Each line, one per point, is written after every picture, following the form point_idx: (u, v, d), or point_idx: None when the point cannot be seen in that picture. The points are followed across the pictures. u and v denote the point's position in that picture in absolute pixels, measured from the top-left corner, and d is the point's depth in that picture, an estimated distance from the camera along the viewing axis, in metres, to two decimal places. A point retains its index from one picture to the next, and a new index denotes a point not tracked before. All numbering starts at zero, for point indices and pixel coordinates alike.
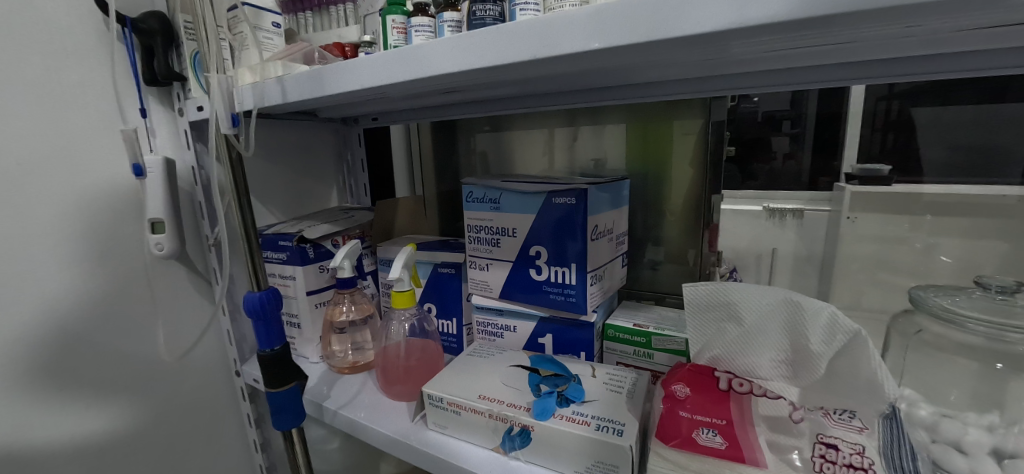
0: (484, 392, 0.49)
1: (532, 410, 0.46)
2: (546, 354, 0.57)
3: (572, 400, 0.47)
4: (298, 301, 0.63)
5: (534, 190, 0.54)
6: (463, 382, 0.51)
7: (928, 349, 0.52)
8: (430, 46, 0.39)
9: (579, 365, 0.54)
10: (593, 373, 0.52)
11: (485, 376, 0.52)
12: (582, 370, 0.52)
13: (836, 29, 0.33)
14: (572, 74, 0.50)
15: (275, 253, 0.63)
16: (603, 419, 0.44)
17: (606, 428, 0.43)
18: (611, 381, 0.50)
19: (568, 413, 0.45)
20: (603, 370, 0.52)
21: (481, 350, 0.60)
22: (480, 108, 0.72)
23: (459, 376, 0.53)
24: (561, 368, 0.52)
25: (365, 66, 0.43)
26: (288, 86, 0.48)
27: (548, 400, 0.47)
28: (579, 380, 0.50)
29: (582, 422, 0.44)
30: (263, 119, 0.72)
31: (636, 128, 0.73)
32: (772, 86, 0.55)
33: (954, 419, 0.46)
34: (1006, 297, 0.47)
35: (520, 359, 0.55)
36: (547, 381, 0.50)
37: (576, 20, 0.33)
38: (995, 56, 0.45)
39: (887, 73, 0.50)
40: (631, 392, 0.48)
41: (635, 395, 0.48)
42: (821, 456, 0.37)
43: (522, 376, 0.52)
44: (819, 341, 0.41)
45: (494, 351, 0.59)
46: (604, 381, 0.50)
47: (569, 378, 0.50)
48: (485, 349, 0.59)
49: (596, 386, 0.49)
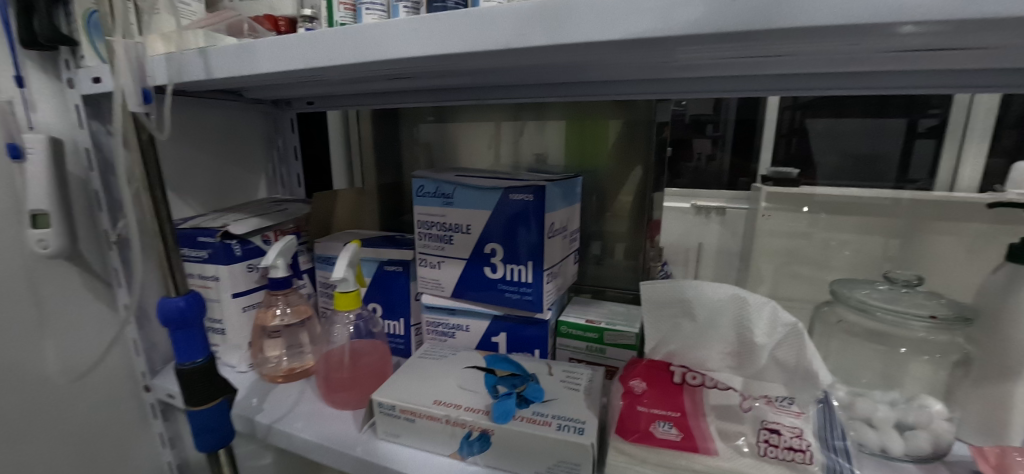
0: (437, 397, 0.47)
1: (492, 412, 0.44)
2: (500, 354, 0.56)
3: (532, 400, 0.46)
4: (223, 304, 0.56)
5: (489, 185, 0.52)
6: (419, 386, 0.49)
7: (843, 334, 0.59)
8: (385, 26, 0.35)
9: (534, 364, 0.53)
10: (550, 372, 0.51)
11: (443, 378, 0.51)
12: (539, 369, 0.52)
13: (781, 42, 0.35)
14: (528, 67, 0.49)
15: (193, 251, 0.56)
16: (565, 418, 0.44)
17: (567, 427, 0.43)
18: (568, 379, 0.50)
19: (529, 414, 0.44)
20: (559, 367, 0.52)
21: (434, 349, 0.58)
22: (427, 97, 0.69)
23: (411, 379, 0.51)
24: (518, 367, 0.51)
25: (307, 42, 0.38)
26: (212, 59, 0.42)
27: (508, 401, 0.46)
28: (538, 378, 0.50)
29: (544, 423, 0.43)
30: (180, 98, 0.63)
31: (575, 125, 0.73)
32: (716, 91, 0.58)
33: (865, 397, 0.52)
34: (909, 290, 0.53)
35: (474, 360, 0.54)
36: (504, 381, 0.49)
37: (535, 13, 0.31)
38: (904, 77, 0.50)
39: (815, 86, 0.54)
40: (590, 388, 0.49)
41: (592, 392, 0.48)
42: (765, 441, 0.40)
43: (477, 376, 0.51)
44: (764, 333, 0.43)
45: (447, 352, 0.57)
46: (561, 379, 0.50)
47: (529, 378, 0.50)
48: (438, 350, 0.57)
49: (553, 382, 0.49)
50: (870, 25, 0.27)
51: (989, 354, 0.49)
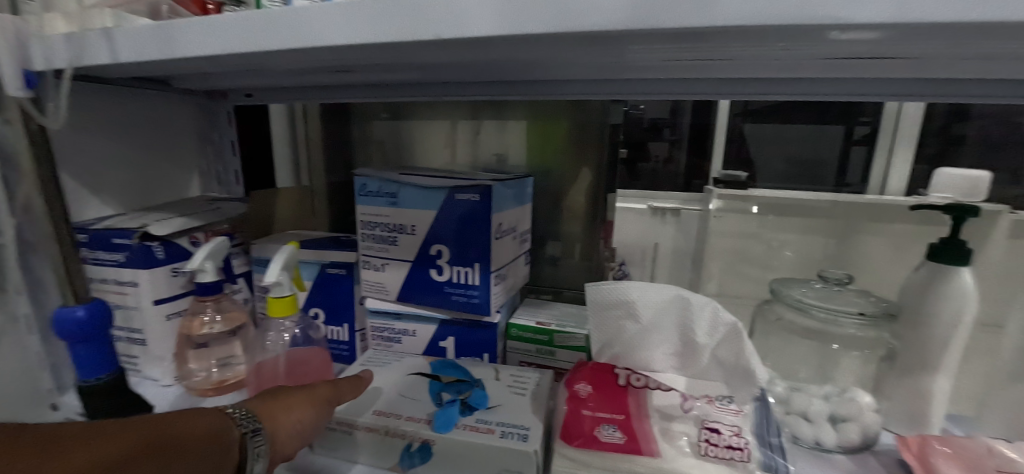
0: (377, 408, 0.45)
1: (434, 421, 0.43)
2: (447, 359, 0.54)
3: (476, 407, 0.45)
4: (142, 312, 0.52)
5: (434, 184, 0.50)
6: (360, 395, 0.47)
7: (782, 332, 0.61)
8: (309, 11, 0.32)
9: (482, 368, 0.52)
10: (497, 377, 0.50)
11: (386, 384, 0.49)
12: (486, 374, 0.51)
13: (720, 44, 0.35)
14: (476, 63, 0.47)
15: (108, 253, 0.51)
16: (508, 425, 0.43)
17: (511, 434, 0.42)
18: (516, 383, 0.49)
19: (472, 422, 0.43)
20: (507, 372, 0.51)
21: (380, 356, 0.56)
22: (377, 93, 0.66)
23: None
24: (464, 374, 0.50)
25: (224, 25, 0.35)
26: (118, 41, 0.38)
27: (451, 410, 0.44)
28: (483, 383, 0.49)
29: (487, 431, 0.42)
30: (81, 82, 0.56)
31: (537, 125, 0.73)
32: (664, 93, 0.58)
33: (802, 392, 0.54)
34: (841, 288, 0.56)
35: (419, 365, 0.52)
36: (449, 388, 0.48)
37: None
38: (837, 84, 0.52)
39: (757, 90, 0.55)
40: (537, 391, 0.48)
41: (539, 397, 0.47)
42: (706, 440, 0.40)
43: (421, 383, 0.49)
44: (706, 334, 0.45)
45: (392, 358, 0.55)
46: (507, 384, 0.49)
47: (475, 383, 0.48)
48: (383, 357, 0.55)
49: (499, 386, 0.49)
50: (800, 29, 0.27)
51: (912, 348, 0.52)
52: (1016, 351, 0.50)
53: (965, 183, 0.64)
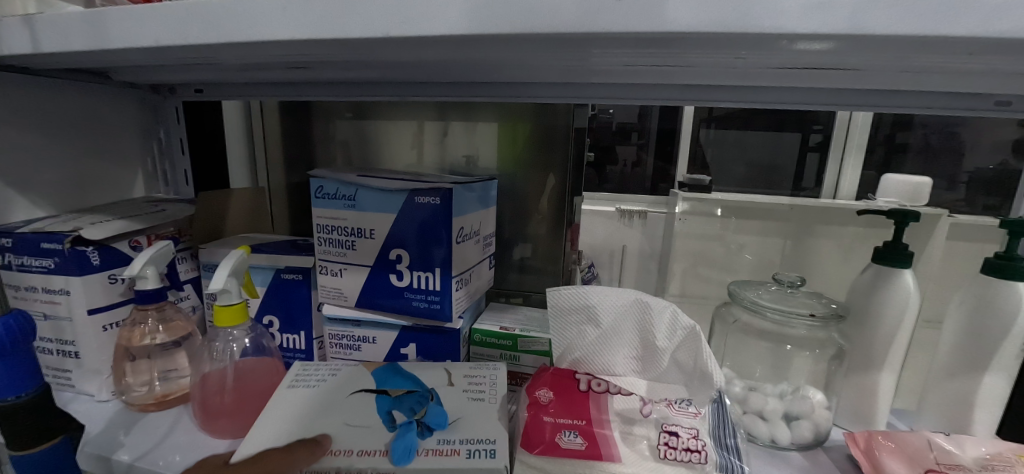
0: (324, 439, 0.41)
1: (391, 452, 0.40)
2: (386, 366, 0.51)
3: (435, 427, 0.43)
4: (75, 322, 0.48)
5: (393, 187, 0.49)
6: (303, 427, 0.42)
7: (740, 334, 0.63)
8: (252, 3, 0.31)
9: (433, 372, 0.50)
10: (450, 381, 0.49)
11: (329, 409, 0.45)
12: (438, 381, 0.49)
13: (678, 51, 0.35)
14: (436, 63, 0.46)
15: (36, 259, 0.47)
16: (472, 442, 0.41)
17: (477, 451, 0.40)
18: (471, 387, 0.48)
19: (434, 444, 0.41)
20: (460, 374, 0.50)
21: (311, 368, 0.51)
22: (338, 91, 0.64)
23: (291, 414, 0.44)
24: (415, 385, 0.48)
25: (162, 16, 0.33)
26: (43, 31, 0.35)
27: (409, 435, 0.42)
28: (436, 393, 0.47)
29: (452, 453, 0.40)
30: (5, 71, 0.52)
31: (507, 127, 0.72)
32: (627, 98, 0.59)
33: (758, 391, 0.56)
34: (794, 290, 0.58)
35: (362, 380, 0.49)
36: (401, 406, 0.45)
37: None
38: (790, 93, 0.54)
39: (714, 97, 0.56)
40: (493, 396, 0.47)
41: (498, 396, 0.47)
42: (665, 443, 0.40)
43: (368, 405, 0.46)
44: (664, 338, 0.45)
45: (325, 372, 0.50)
46: (463, 389, 0.48)
47: (428, 395, 0.47)
48: (315, 372, 0.51)
49: (454, 394, 0.47)
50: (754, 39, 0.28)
51: (859, 348, 0.54)
52: (951, 348, 0.53)
53: (908, 188, 0.70)
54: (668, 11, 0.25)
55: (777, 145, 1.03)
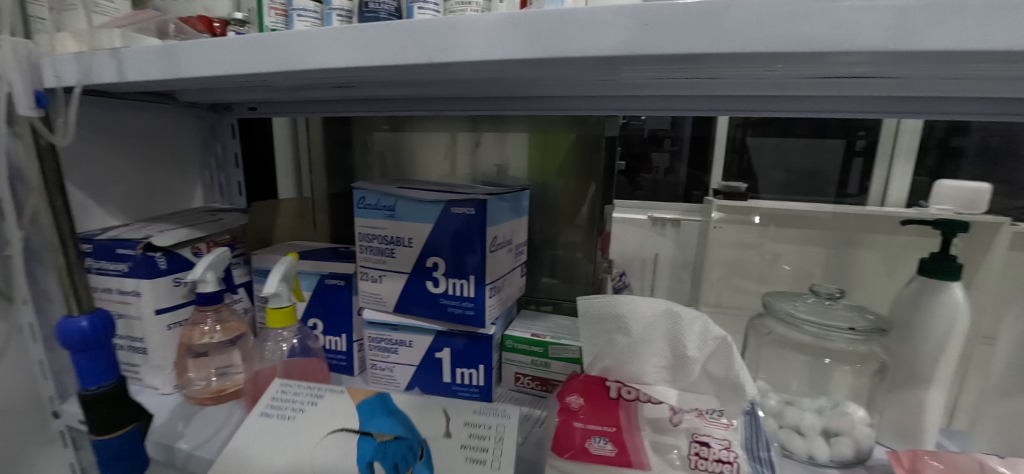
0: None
1: None
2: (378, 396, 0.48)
3: None
4: (144, 322, 0.53)
5: (430, 198, 0.51)
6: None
7: (775, 346, 0.62)
8: (311, 35, 0.34)
9: (429, 416, 0.46)
10: (447, 433, 0.45)
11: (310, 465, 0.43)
12: (433, 430, 0.45)
13: (707, 66, 0.36)
14: (471, 81, 0.49)
15: (111, 263, 0.52)
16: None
17: None
18: (471, 442, 0.44)
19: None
20: (460, 422, 0.45)
21: (290, 391, 0.48)
22: (378, 107, 0.68)
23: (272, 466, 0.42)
24: (404, 434, 0.44)
25: (231, 47, 0.36)
26: (128, 61, 0.39)
27: None
28: (424, 445, 0.44)
29: None
30: (93, 95, 0.58)
31: (538, 138, 0.74)
32: (658, 109, 0.59)
33: (795, 406, 0.55)
34: (832, 302, 0.56)
35: (342, 419, 0.45)
36: (384, 458, 0.42)
37: (464, 22, 0.30)
38: (826, 102, 0.53)
39: (746, 107, 0.56)
40: (496, 460, 0.42)
41: (499, 465, 0.42)
42: (696, 453, 0.41)
43: (350, 456, 0.43)
44: (695, 347, 0.45)
45: (302, 396, 0.48)
46: (461, 446, 0.44)
47: (416, 448, 0.43)
48: (295, 395, 0.48)
49: (449, 450, 0.43)
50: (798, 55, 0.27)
51: (902, 363, 0.53)
52: None
53: None
54: (688, 39, 0.27)
55: (818, 152, 1.00)
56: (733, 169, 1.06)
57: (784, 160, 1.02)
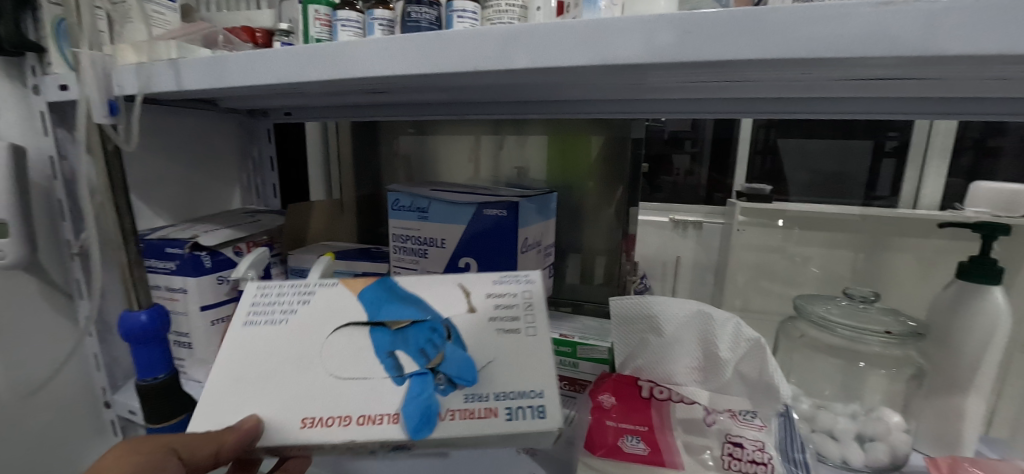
0: (308, 411, 0.32)
1: (405, 420, 0.32)
2: (383, 284, 0.38)
3: (457, 380, 0.33)
4: (189, 317, 0.55)
5: (463, 201, 0.53)
6: (287, 383, 0.34)
7: (806, 350, 0.62)
8: (356, 46, 0.35)
9: (445, 290, 0.38)
10: (471, 307, 0.36)
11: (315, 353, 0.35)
12: (453, 302, 0.37)
13: (736, 70, 0.36)
14: (502, 86, 0.50)
15: (160, 262, 0.55)
16: (512, 397, 0.33)
17: (523, 411, 0.33)
18: (500, 311, 0.37)
19: (459, 404, 0.33)
20: (482, 295, 0.37)
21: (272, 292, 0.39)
22: (406, 111, 0.69)
23: (272, 357, 0.35)
24: (422, 316, 0.36)
25: (280, 57, 0.38)
26: (183, 72, 0.41)
27: (425, 390, 0.33)
28: (451, 324, 0.35)
29: (487, 413, 0.32)
30: (148, 104, 0.61)
31: (560, 141, 0.75)
32: (685, 112, 0.59)
33: (827, 410, 0.54)
34: (866, 306, 0.56)
35: (346, 312, 0.36)
36: (407, 347, 0.35)
37: (504, 35, 0.32)
38: (860, 103, 0.52)
39: (776, 110, 0.56)
40: (529, 328, 0.36)
41: (534, 327, 0.36)
42: (729, 454, 0.41)
43: (364, 346, 0.35)
44: (728, 348, 0.45)
45: (285, 310, 0.37)
46: (491, 317, 0.36)
47: (442, 330, 0.35)
48: (278, 298, 0.38)
49: (478, 330, 0.36)
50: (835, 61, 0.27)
51: (939, 368, 0.52)
52: None
53: (1001, 198, 0.64)
54: (723, 45, 0.27)
55: (845, 153, 0.98)
56: (750, 173, 1.03)
57: (809, 161, 1.00)
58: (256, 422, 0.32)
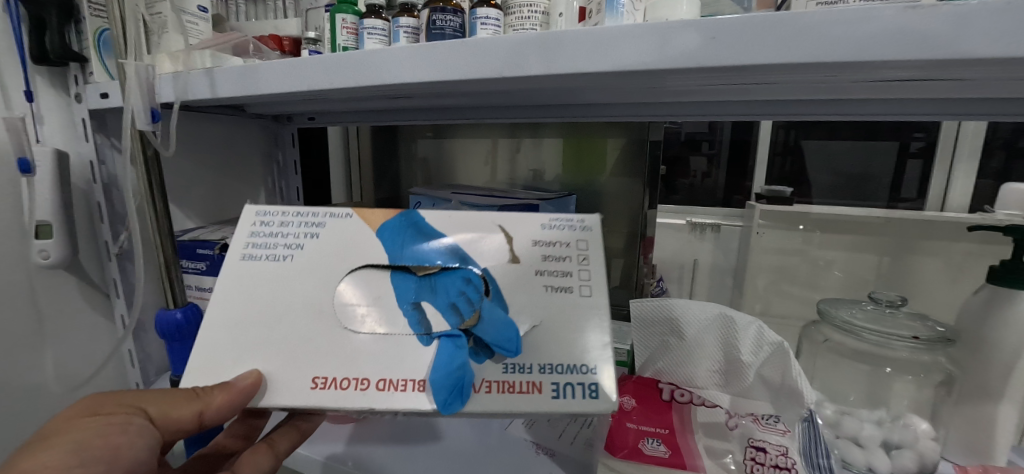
0: (318, 370, 0.31)
1: (434, 390, 0.30)
2: (408, 218, 0.35)
3: (495, 345, 0.31)
4: None
5: (484, 204, 0.54)
6: (296, 336, 0.32)
7: (829, 355, 0.61)
8: (384, 53, 0.36)
9: (481, 230, 0.34)
10: (515, 257, 0.33)
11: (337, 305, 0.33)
12: (485, 243, 0.34)
13: (757, 74, 0.36)
14: (521, 91, 0.50)
15: (191, 262, 0.57)
16: (561, 371, 0.31)
17: (571, 388, 0.31)
18: (550, 260, 0.34)
19: (496, 374, 0.31)
20: (530, 242, 0.34)
21: (274, 223, 0.36)
22: (425, 116, 0.70)
23: (279, 302, 0.33)
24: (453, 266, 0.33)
25: (311, 66, 0.39)
26: (219, 80, 0.43)
27: (456, 354, 0.31)
28: (490, 277, 0.33)
29: (533, 389, 0.31)
30: (184, 112, 0.64)
31: (577, 144, 0.75)
32: (704, 115, 0.59)
33: (852, 416, 0.53)
34: (892, 311, 0.55)
35: (362, 252, 0.34)
36: (435, 300, 0.33)
37: (530, 41, 0.32)
38: (886, 105, 0.51)
39: (798, 111, 0.55)
40: (584, 286, 0.33)
41: (591, 284, 0.33)
42: (751, 458, 0.40)
43: (389, 293, 0.33)
44: (750, 353, 0.45)
45: (288, 243, 0.35)
46: (540, 270, 0.33)
47: (478, 286, 0.33)
48: (281, 228, 0.35)
49: (523, 282, 0.33)
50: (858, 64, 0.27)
51: (970, 374, 0.50)
52: None
53: None
54: (747, 50, 0.27)
55: (868, 154, 0.97)
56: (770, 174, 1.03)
57: (829, 163, 1.00)
58: (255, 378, 0.31)
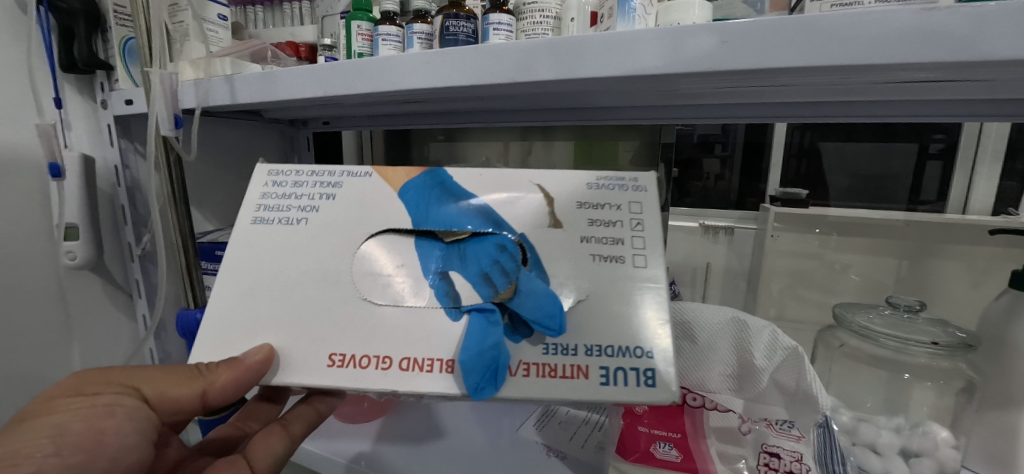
0: (336, 347, 0.32)
1: (467, 371, 0.30)
2: (435, 178, 0.35)
3: (536, 324, 0.31)
4: None
5: None
6: (312, 307, 0.33)
7: (846, 360, 0.60)
8: (398, 59, 0.37)
9: (519, 192, 0.34)
10: (556, 223, 0.33)
11: (362, 274, 0.33)
12: (519, 201, 0.34)
13: (769, 77, 0.35)
14: (532, 96, 0.51)
15: (210, 264, 0.58)
16: (611, 354, 0.31)
17: (625, 372, 0.30)
18: (597, 224, 0.33)
19: (538, 354, 0.31)
20: (575, 207, 0.34)
21: (286, 183, 0.36)
22: (437, 119, 0.71)
23: (294, 268, 0.33)
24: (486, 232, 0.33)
25: (327, 72, 0.40)
26: (238, 86, 0.44)
27: (490, 330, 0.31)
28: (526, 244, 0.33)
29: (580, 372, 0.31)
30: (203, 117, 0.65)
31: (588, 146, 0.75)
32: (716, 117, 0.59)
33: (869, 422, 0.52)
34: (911, 315, 0.54)
35: (380, 214, 0.34)
36: (466, 268, 0.33)
37: (543, 47, 0.32)
38: (904, 107, 0.51)
39: (812, 113, 0.55)
40: (637, 257, 0.33)
41: (642, 252, 0.33)
42: (765, 464, 0.41)
43: (415, 259, 0.34)
44: (763, 356, 0.44)
45: (304, 206, 0.35)
46: (586, 235, 0.33)
47: (515, 256, 0.33)
48: (294, 190, 0.36)
49: (566, 247, 0.33)
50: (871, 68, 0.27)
51: (991, 381, 0.49)
52: None
53: None
54: (760, 55, 0.27)
55: (888, 155, 0.94)
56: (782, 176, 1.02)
57: (846, 164, 0.97)
58: (268, 353, 0.31)
